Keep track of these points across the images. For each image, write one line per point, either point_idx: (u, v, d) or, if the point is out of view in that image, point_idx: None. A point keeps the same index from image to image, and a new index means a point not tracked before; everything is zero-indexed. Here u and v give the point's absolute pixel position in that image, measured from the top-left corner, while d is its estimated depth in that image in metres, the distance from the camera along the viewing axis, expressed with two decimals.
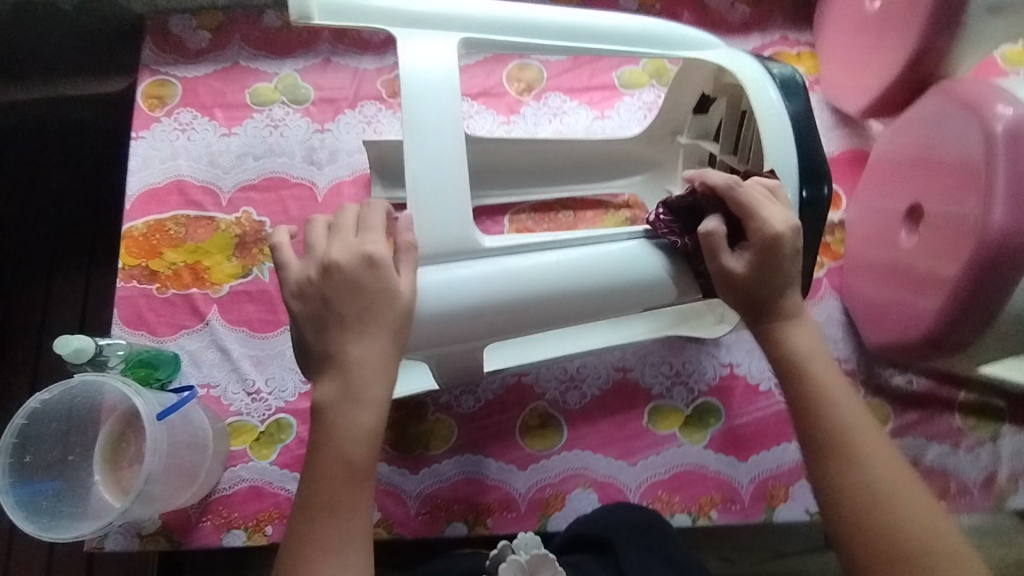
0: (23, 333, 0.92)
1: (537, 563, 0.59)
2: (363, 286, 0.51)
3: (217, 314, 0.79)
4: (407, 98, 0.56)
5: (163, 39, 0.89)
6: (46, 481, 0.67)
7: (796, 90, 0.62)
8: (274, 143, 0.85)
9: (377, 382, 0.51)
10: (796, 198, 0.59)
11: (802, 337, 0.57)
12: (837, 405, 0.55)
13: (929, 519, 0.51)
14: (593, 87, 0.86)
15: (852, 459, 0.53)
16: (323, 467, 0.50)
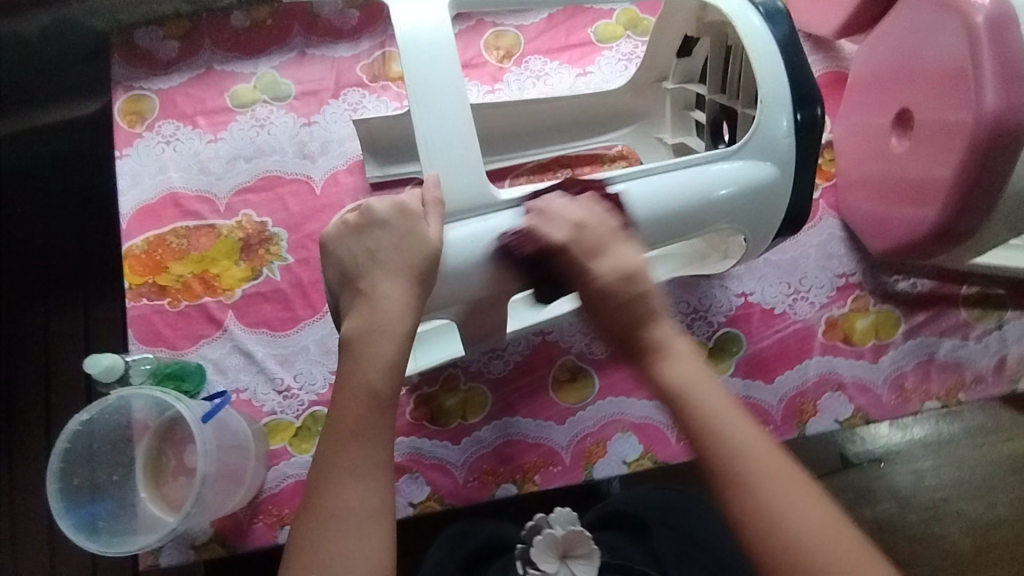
0: (27, 373, 0.88)
1: (571, 540, 0.63)
2: (393, 224, 0.54)
3: (234, 319, 0.79)
4: (408, 63, 0.56)
5: (132, 53, 0.88)
6: (96, 502, 0.67)
7: (779, 16, 0.64)
8: (263, 143, 0.85)
9: (399, 312, 0.51)
10: (790, 120, 0.62)
11: (676, 369, 0.49)
12: (711, 429, 0.46)
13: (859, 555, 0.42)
14: (571, 45, 0.87)
15: (748, 491, 0.44)
16: (345, 397, 0.49)
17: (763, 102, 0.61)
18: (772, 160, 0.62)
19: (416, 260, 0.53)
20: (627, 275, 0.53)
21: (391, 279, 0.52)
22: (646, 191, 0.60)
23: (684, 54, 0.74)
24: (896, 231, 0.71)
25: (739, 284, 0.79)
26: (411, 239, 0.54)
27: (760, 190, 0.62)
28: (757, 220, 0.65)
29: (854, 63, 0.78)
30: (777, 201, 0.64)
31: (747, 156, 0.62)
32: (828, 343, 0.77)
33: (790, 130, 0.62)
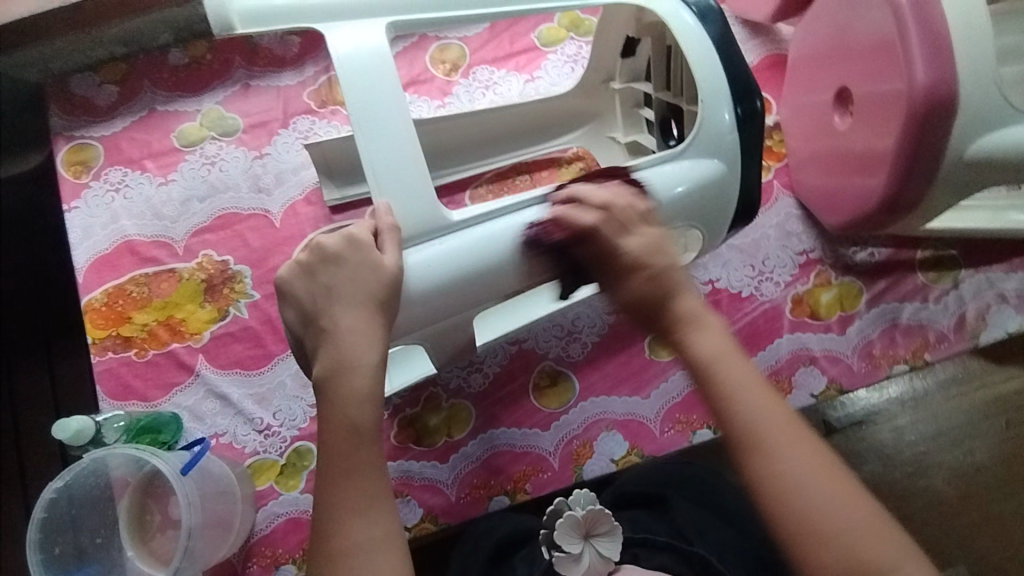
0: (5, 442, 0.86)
1: (594, 518, 0.56)
2: (346, 257, 0.54)
3: (205, 362, 0.78)
4: (349, 95, 0.56)
5: (70, 103, 0.87)
6: (82, 568, 0.66)
7: (712, 14, 0.64)
8: (216, 180, 0.84)
9: (365, 346, 0.51)
10: (733, 115, 0.63)
11: (705, 340, 0.51)
12: (734, 397, 0.48)
13: (854, 499, 0.45)
14: (516, 52, 0.87)
15: (770, 457, 0.46)
16: (329, 435, 0.50)
17: (705, 100, 0.62)
18: (718, 156, 0.63)
19: (374, 288, 0.53)
20: (654, 249, 0.55)
21: (352, 311, 0.52)
22: None
23: (628, 54, 0.75)
24: (849, 206, 0.73)
25: (705, 272, 0.80)
26: (367, 269, 0.53)
27: (708, 186, 0.63)
28: (711, 215, 0.66)
29: (792, 45, 0.79)
30: (729, 193, 0.65)
31: (694, 154, 0.63)
32: (796, 320, 0.79)
33: (734, 124, 0.63)
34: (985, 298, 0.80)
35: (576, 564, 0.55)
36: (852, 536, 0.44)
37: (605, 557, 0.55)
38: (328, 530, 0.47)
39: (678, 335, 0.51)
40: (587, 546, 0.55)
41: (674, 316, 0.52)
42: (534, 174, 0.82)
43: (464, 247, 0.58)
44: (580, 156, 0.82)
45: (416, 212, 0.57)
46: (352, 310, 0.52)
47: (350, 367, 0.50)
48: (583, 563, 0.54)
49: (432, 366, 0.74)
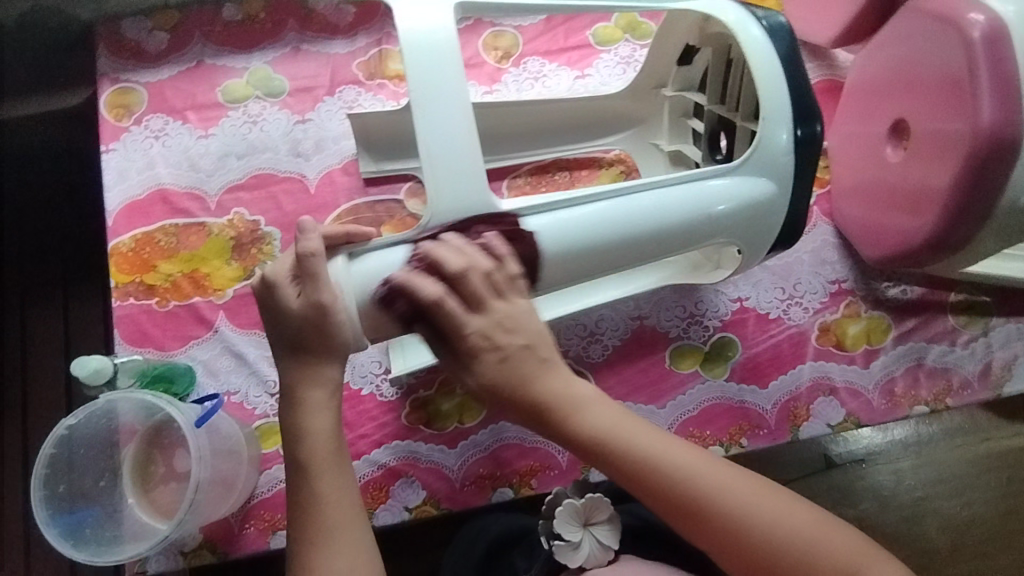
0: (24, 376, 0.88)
1: (593, 506, 0.60)
2: (266, 301, 0.54)
3: (225, 320, 0.77)
4: (411, 71, 0.55)
5: (119, 45, 0.86)
6: (83, 509, 0.66)
7: (781, 32, 0.64)
8: (256, 139, 0.83)
9: (313, 387, 0.52)
10: (791, 136, 0.62)
11: (595, 414, 0.49)
12: (648, 461, 0.47)
13: (799, 510, 0.47)
14: (570, 47, 0.86)
15: (703, 508, 0.46)
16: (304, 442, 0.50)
17: (766, 118, 0.61)
18: (772, 177, 0.63)
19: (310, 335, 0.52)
20: (499, 326, 0.50)
21: (298, 361, 0.52)
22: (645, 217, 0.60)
23: (684, 62, 0.74)
24: (891, 241, 0.72)
25: (735, 290, 0.80)
26: (298, 322, 0.52)
27: (753, 207, 0.63)
28: (754, 236, 0.65)
29: (851, 72, 0.79)
30: (777, 211, 0.64)
31: (745, 174, 0.62)
32: (821, 348, 0.78)
33: (790, 146, 0.62)
34: (1014, 349, 0.79)
35: (575, 552, 0.57)
36: (814, 551, 0.45)
37: (604, 546, 0.58)
38: (309, 521, 0.48)
39: (557, 415, 0.49)
40: (587, 534, 0.58)
41: (562, 399, 0.49)
42: (574, 172, 0.81)
43: (551, 227, 0.58)
44: (621, 158, 0.82)
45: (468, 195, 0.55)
46: (301, 363, 0.52)
47: (305, 399, 0.51)
48: (583, 552, 0.57)
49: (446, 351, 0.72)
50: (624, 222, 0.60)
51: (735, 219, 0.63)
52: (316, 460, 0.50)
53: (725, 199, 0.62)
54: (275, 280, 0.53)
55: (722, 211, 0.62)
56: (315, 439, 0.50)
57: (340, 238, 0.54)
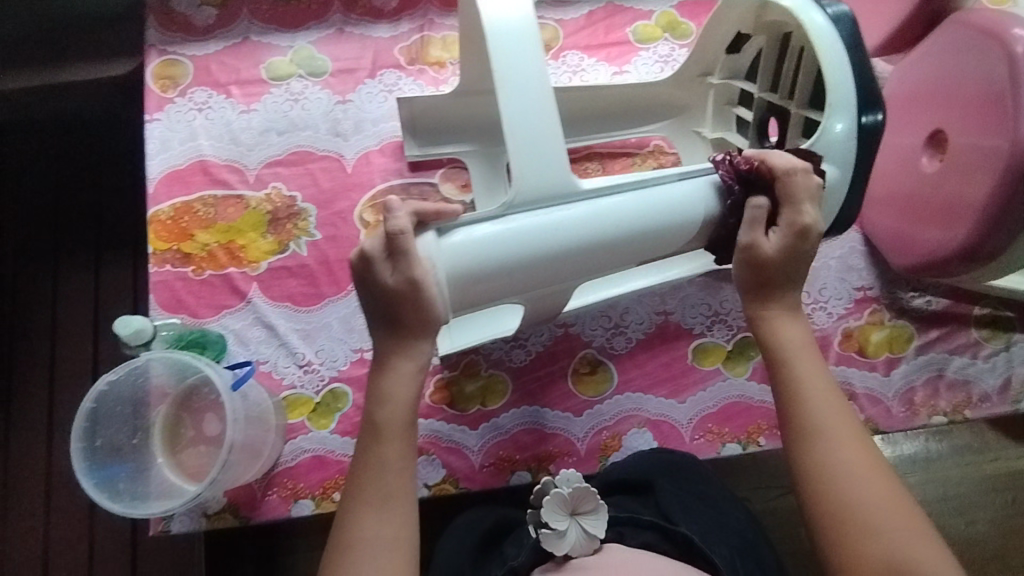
0: (77, 336, 0.95)
1: (581, 496, 0.60)
2: (360, 277, 0.55)
3: (258, 291, 0.79)
4: (494, 49, 0.57)
5: (168, 18, 0.87)
6: (115, 465, 0.67)
7: (845, 20, 0.65)
8: (297, 117, 0.85)
9: (406, 359, 0.54)
10: (851, 123, 0.63)
11: (790, 330, 0.60)
12: (801, 378, 0.57)
13: (900, 501, 0.51)
14: (609, 44, 0.87)
15: (817, 437, 0.54)
16: (378, 405, 0.53)
17: (830, 105, 0.63)
18: (835, 162, 0.64)
19: (405, 313, 0.54)
20: (795, 230, 0.58)
21: (394, 336, 0.55)
22: (670, 205, 0.60)
23: (733, 51, 0.75)
24: (926, 248, 0.73)
25: None
26: (392, 298, 0.53)
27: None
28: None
29: (888, 83, 0.80)
30: (833, 203, 0.65)
31: (805, 156, 0.63)
32: (843, 354, 0.79)
33: (848, 133, 0.63)
34: None
35: (561, 540, 0.57)
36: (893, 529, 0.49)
37: (589, 535, 0.58)
38: (368, 481, 0.51)
39: (770, 316, 0.60)
40: (574, 522, 0.59)
41: (778, 305, 0.60)
42: (607, 160, 0.84)
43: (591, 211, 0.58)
44: (660, 149, 0.84)
45: (538, 169, 0.56)
46: (391, 340, 0.55)
47: (392, 367, 0.54)
48: (569, 539, 0.58)
49: (512, 325, 0.75)
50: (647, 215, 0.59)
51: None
52: (391, 425, 0.53)
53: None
54: (371, 255, 0.53)
55: (774, 197, 0.62)
56: (393, 405, 0.53)
57: (431, 215, 0.55)
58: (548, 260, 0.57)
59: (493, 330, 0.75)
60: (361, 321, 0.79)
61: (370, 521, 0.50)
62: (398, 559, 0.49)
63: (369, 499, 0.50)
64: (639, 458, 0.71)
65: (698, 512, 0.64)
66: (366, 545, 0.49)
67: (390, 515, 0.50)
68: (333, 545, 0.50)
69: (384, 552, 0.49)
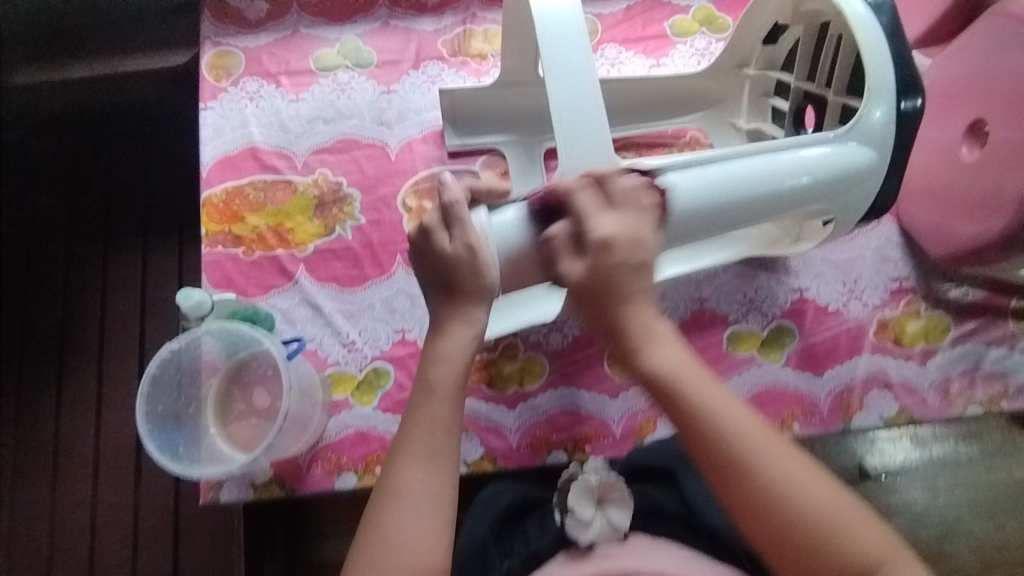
0: (126, 316, 0.99)
1: (608, 486, 0.68)
2: (419, 248, 0.57)
3: (305, 273, 0.82)
4: (541, 38, 0.60)
5: (222, 11, 0.91)
6: (174, 431, 0.70)
7: (885, 6, 0.66)
8: (343, 106, 0.88)
9: (459, 323, 0.56)
10: (889, 109, 0.64)
11: (667, 354, 0.57)
12: (705, 412, 0.55)
13: (827, 493, 0.52)
14: (646, 37, 0.89)
15: (740, 466, 0.53)
16: (432, 364, 0.55)
17: (870, 90, 0.64)
18: (872, 148, 0.65)
19: (462, 275, 0.55)
20: (629, 238, 0.57)
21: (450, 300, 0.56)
22: (787, 175, 0.64)
23: (770, 41, 0.77)
24: (965, 236, 0.74)
25: (797, 279, 0.81)
26: (450, 264, 0.56)
27: (851, 173, 0.65)
28: (849, 202, 0.67)
29: (927, 75, 0.81)
30: (869, 188, 0.67)
31: (844, 141, 0.65)
32: (878, 343, 0.79)
33: (887, 119, 0.65)
34: None
35: (586, 527, 0.65)
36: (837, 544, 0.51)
37: (614, 525, 0.65)
38: (416, 433, 0.52)
39: (637, 351, 0.57)
40: (600, 513, 0.66)
41: (646, 337, 0.57)
42: (644, 149, 0.85)
43: (756, 168, 0.64)
44: (696, 140, 0.85)
45: (584, 158, 0.60)
46: (444, 303, 0.56)
47: (448, 327, 0.55)
48: (595, 527, 0.65)
49: (553, 310, 0.75)
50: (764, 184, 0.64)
51: (828, 185, 0.65)
52: (441, 384, 0.54)
53: (822, 166, 0.65)
54: (425, 225, 0.57)
55: (812, 179, 0.65)
56: (446, 365, 0.54)
57: (481, 194, 0.60)
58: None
59: (534, 315, 0.77)
60: (403, 302, 0.81)
61: (416, 473, 0.51)
62: (438, 514, 0.50)
63: (416, 452, 0.52)
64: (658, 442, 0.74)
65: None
66: (411, 497, 0.50)
67: (432, 469, 0.51)
68: (379, 494, 0.51)
69: (426, 507, 0.50)
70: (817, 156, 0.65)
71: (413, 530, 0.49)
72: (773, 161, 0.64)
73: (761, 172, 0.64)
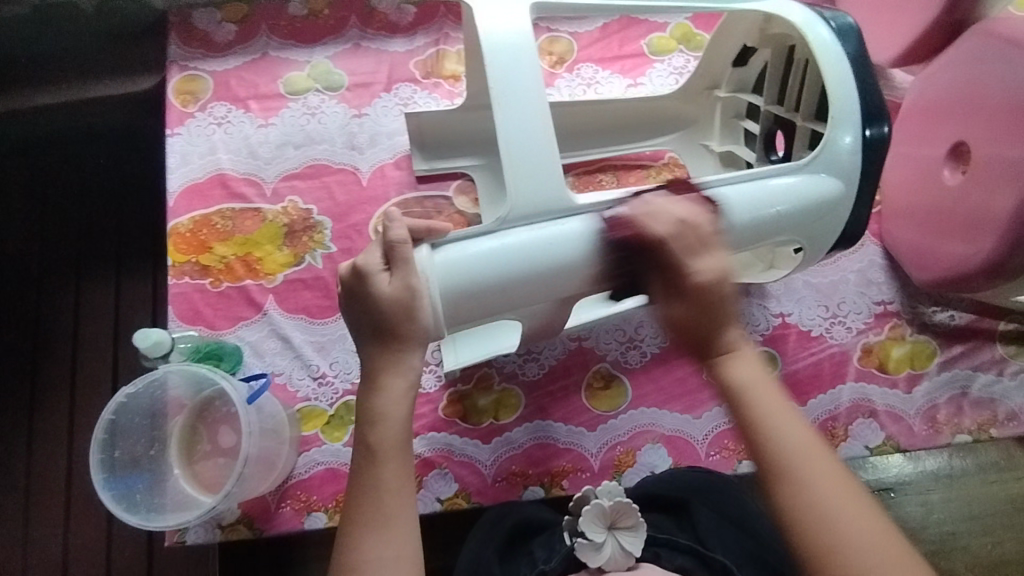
0: (98, 343, 0.96)
1: (621, 510, 0.59)
2: (355, 289, 0.55)
3: (274, 304, 0.80)
4: (490, 64, 0.58)
5: (189, 35, 0.89)
6: (134, 476, 0.68)
7: (851, 33, 0.65)
8: (313, 130, 0.86)
9: (397, 374, 0.55)
10: (857, 137, 0.62)
11: (740, 367, 0.53)
12: (767, 433, 0.51)
13: (882, 532, 0.47)
14: (624, 56, 0.87)
15: (809, 490, 0.48)
16: (375, 424, 0.54)
17: (834, 119, 0.62)
18: (838, 176, 0.63)
19: (406, 321, 0.55)
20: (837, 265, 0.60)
21: (387, 347, 0.55)
22: (772, 199, 0.62)
23: (741, 63, 0.76)
24: (946, 263, 0.72)
25: (778, 304, 0.79)
26: (388, 307, 0.54)
27: (818, 204, 0.63)
28: (819, 232, 0.65)
29: (908, 94, 0.79)
30: (837, 217, 0.65)
31: (811, 171, 0.63)
32: (863, 370, 0.77)
33: (855, 147, 0.63)
34: None
35: (598, 552, 0.57)
36: None
37: (626, 552, 0.57)
38: (364, 502, 0.52)
39: (720, 361, 0.54)
40: (610, 537, 0.58)
41: (723, 336, 0.54)
42: (621, 171, 0.83)
43: (744, 196, 0.62)
44: (674, 162, 0.83)
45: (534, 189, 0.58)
46: (383, 348, 0.55)
47: (385, 383, 0.54)
48: (604, 554, 0.56)
49: (516, 341, 0.74)
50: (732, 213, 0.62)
51: (796, 216, 0.63)
52: (382, 445, 0.53)
53: (786, 198, 0.62)
54: (362, 269, 0.55)
55: (780, 212, 0.62)
56: (386, 424, 0.54)
57: (422, 232, 0.57)
58: (548, 275, 0.58)
59: (498, 346, 0.75)
60: None
61: (372, 542, 0.50)
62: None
63: (368, 522, 0.51)
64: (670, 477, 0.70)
65: (737, 534, 0.63)
66: (368, 568, 0.49)
67: (387, 536, 0.50)
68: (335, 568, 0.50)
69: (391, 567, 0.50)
70: (782, 186, 0.62)
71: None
72: (734, 195, 0.62)
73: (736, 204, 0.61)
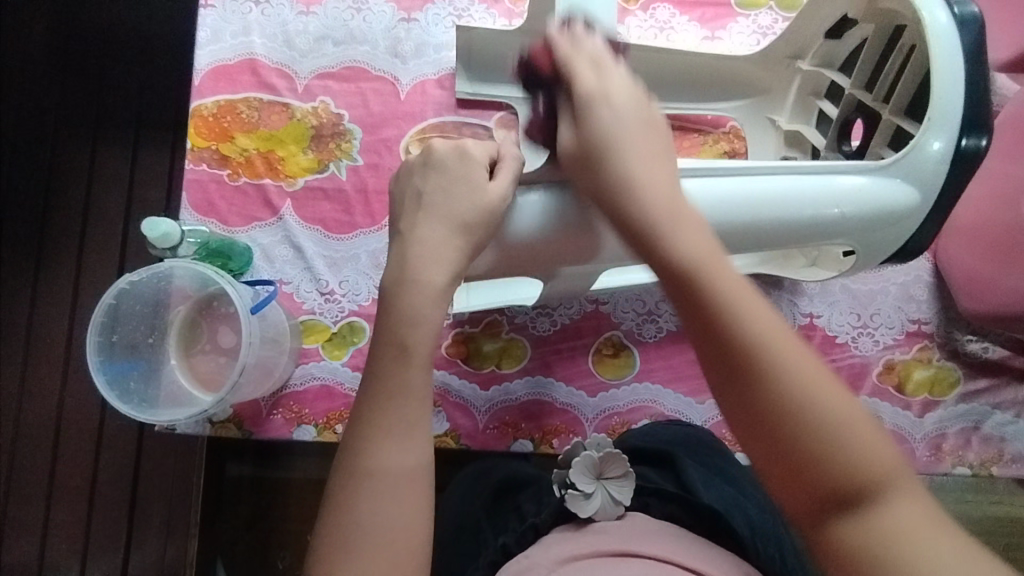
0: (107, 209, 0.94)
1: (609, 461, 0.54)
2: (450, 167, 0.50)
3: (291, 209, 0.76)
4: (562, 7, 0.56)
5: None
6: (129, 362, 0.68)
7: (973, 23, 0.57)
8: (356, 28, 0.80)
9: (407, 319, 0.46)
10: (950, 143, 0.56)
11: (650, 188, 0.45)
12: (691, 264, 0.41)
13: (804, 357, 0.39)
14: (706, 3, 0.79)
15: (721, 319, 0.39)
16: (380, 342, 0.47)
17: (930, 118, 0.56)
18: (916, 186, 0.57)
19: (466, 210, 0.49)
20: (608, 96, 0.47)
21: (431, 221, 0.49)
22: (847, 200, 0.57)
23: (833, 36, 0.68)
24: (1001, 296, 0.69)
25: (808, 304, 0.76)
26: (478, 196, 0.50)
27: (885, 215, 0.58)
28: (876, 242, 0.60)
29: (1010, 104, 0.72)
30: (900, 232, 0.59)
31: (888, 175, 0.57)
32: (880, 385, 0.75)
33: (944, 154, 0.56)
34: None
35: (586, 502, 0.51)
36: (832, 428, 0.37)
37: (616, 500, 0.51)
38: (379, 406, 0.45)
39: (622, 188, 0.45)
40: (600, 487, 0.52)
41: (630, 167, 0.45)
42: (675, 133, 0.78)
43: (811, 194, 0.57)
44: (736, 133, 0.78)
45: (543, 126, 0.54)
46: (436, 233, 0.48)
47: (419, 277, 0.47)
48: (594, 503, 0.51)
49: (536, 295, 0.71)
50: (799, 208, 0.57)
51: (858, 222, 0.58)
52: (417, 348, 0.46)
53: (855, 200, 0.57)
54: (415, 158, 0.52)
55: (842, 213, 0.58)
56: (424, 326, 0.46)
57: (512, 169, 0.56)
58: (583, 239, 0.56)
59: (515, 297, 0.72)
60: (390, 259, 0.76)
61: (392, 449, 0.44)
62: (420, 492, 0.44)
63: (387, 427, 0.44)
64: (654, 430, 0.68)
65: (723, 487, 0.58)
66: (385, 474, 0.43)
67: (408, 444, 0.44)
68: (346, 473, 0.44)
69: (405, 483, 0.44)
70: (850, 187, 0.57)
71: (393, 510, 0.43)
72: (800, 188, 0.57)
73: (787, 198, 0.56)
